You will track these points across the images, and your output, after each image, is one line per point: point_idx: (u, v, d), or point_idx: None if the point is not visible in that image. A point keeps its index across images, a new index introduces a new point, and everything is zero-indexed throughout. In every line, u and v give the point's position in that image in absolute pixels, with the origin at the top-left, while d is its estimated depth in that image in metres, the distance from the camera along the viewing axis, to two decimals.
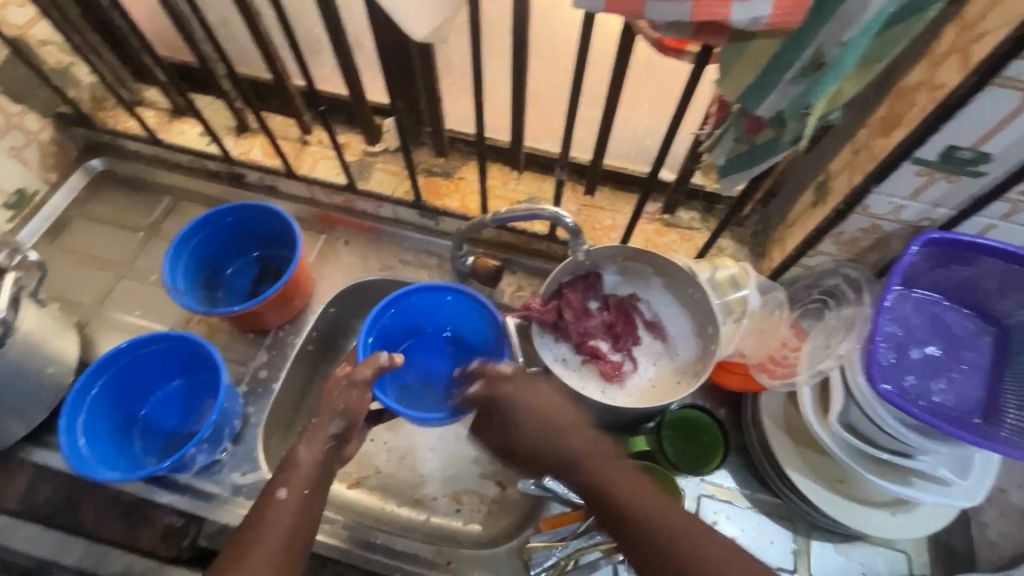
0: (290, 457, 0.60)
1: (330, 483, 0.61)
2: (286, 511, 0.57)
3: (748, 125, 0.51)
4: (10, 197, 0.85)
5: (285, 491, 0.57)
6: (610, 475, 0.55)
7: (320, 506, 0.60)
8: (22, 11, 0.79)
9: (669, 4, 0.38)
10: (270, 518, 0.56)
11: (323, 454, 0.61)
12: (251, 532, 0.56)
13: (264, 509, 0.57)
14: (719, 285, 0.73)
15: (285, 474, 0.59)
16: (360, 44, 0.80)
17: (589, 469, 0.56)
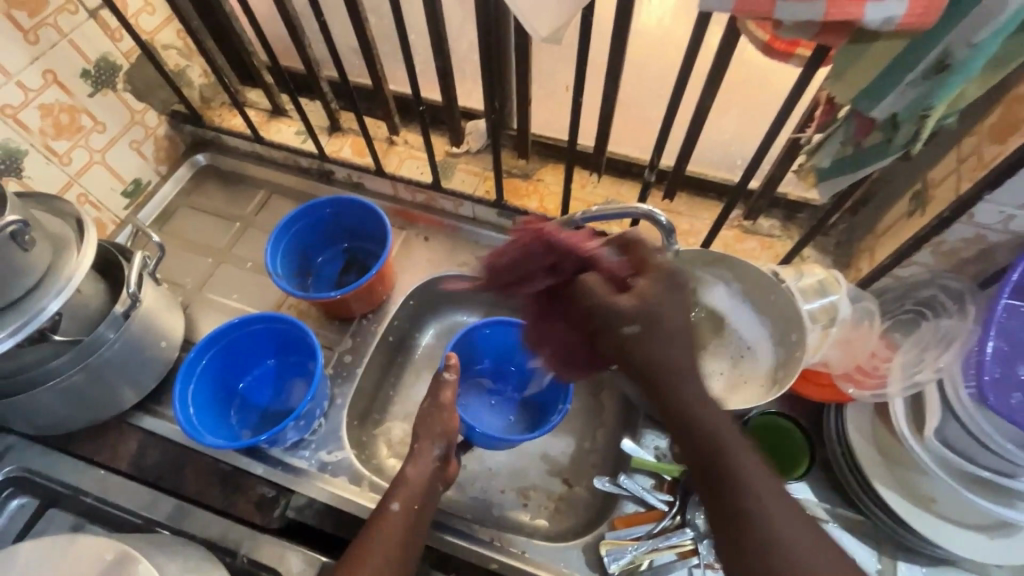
0: (402, 478, 0.67)
1: (435, 502, 0.68)
2: (397, 523, 0.63)
3: (858, 127, 0.51)
4: (129, 186, 0.93)
5: (397, 503, 0.64)
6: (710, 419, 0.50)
7: (425, 524, 0.65)
8: (152, 18, 0.87)
9: (800, 4, 0.39)
10: (385, 527, 0.62)
11: (431, 473, 0.68)
12: (367, 538, 0.61)
13: (381, 517, 0.63)
14: (805, 291, 0.71)
15: (397, 490, 0.66)
16: (453, 49, 0.84)
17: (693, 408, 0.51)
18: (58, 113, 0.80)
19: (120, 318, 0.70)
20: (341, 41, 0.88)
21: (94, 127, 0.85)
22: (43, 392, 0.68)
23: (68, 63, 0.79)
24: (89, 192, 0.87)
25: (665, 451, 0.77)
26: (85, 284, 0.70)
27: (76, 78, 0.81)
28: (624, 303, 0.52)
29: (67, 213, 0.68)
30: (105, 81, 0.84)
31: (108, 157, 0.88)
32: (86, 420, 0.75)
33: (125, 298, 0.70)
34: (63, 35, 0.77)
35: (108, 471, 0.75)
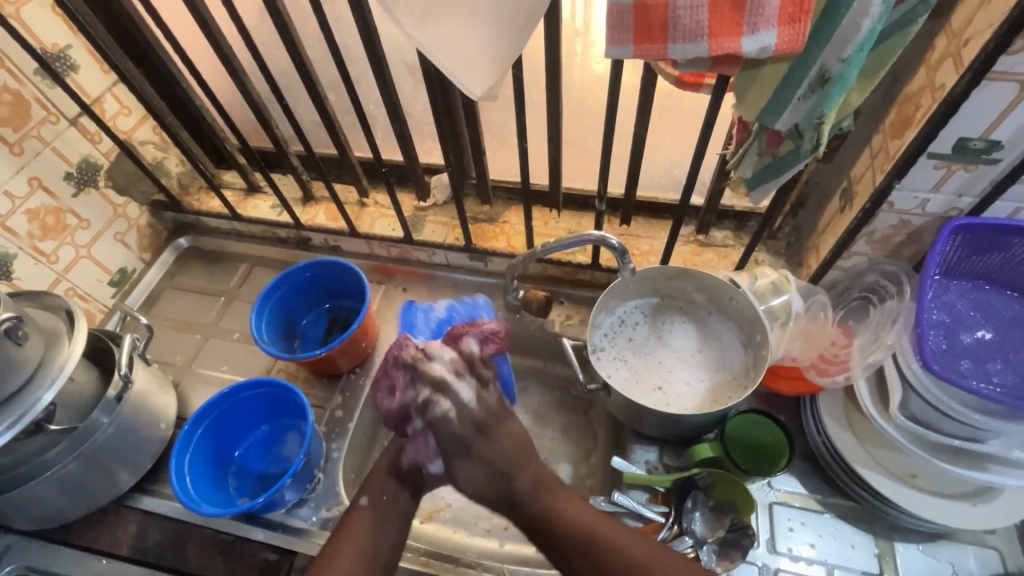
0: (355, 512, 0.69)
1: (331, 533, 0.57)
2: None
3: (769, 139, 0.58)
4: (115, 276, 0.97)
5: None
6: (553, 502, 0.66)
7: None
8: (129, 119, 0.94)
9: (687, 44, 0.45)
10: None
11: (373, 517, 0.69)
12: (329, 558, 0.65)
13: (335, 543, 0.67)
14: (761, 292, 0.76)
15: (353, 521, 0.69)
16: (409, 114, 0.91)
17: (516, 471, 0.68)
18: (44, 216, 0.85)
19: (113, 402, 0.73)
20: (308, 119, 0.95)
21: (79, 225, 0.90)
22: (38, 483, 0.69)
23: (52, 168, 0.85)
24: (76, 285, 0.91)
25: (656, 464, 0.79)
26: (78, 372, 0.72)
27: (61, 181, 0.86)
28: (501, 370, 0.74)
29: (58, 306, 0.72)
30: (87, 181, 0.90)
31: (93, 251, 0.93)
32: (84, 507, 0.76)
33: (117, 381, 0.73)
34: (46, 143, 0.83)
35: (110, 557, 0.76)
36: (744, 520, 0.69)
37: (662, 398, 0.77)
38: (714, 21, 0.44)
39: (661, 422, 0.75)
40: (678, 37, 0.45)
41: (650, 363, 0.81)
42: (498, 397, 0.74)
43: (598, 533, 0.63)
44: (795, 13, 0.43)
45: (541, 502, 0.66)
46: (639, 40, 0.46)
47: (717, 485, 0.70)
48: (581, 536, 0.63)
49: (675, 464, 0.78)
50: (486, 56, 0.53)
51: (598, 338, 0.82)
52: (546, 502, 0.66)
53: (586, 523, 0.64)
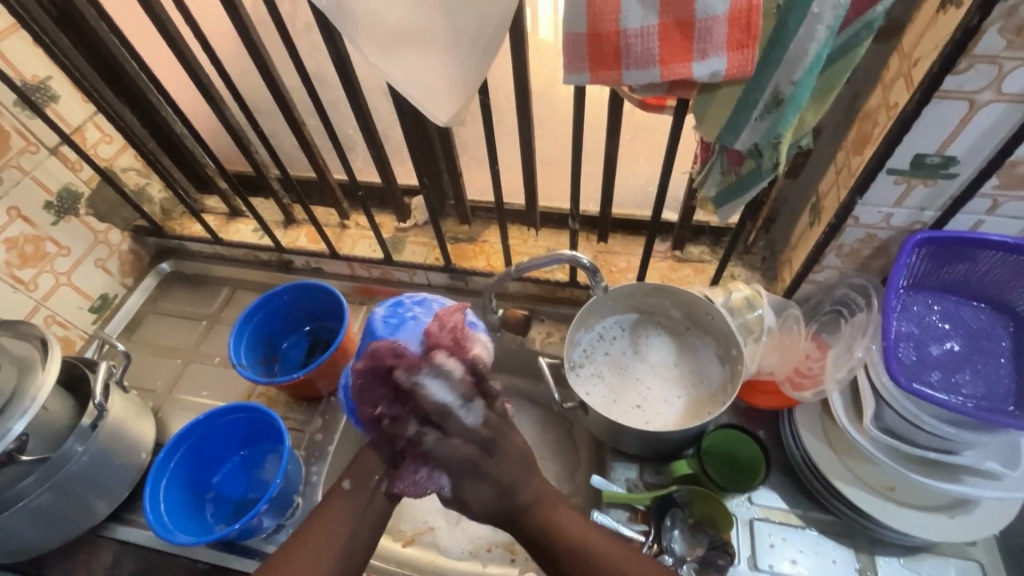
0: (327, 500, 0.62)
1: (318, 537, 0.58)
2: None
3: (731, 158, 0.59)
4: (96, 302, 0.98)
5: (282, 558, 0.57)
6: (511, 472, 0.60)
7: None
8: (110, 146, 0.95)
9: (640, 71, 0.47)
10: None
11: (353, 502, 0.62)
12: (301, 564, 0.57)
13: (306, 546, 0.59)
14: (735, 307, 0.76)
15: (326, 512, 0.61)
16: (387, 137, 0.92)
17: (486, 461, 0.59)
18: (23, 245, 0.85)
19: (88, 430, 0.72)
20: (287, 143, 0.96)
21: (59, 252, 0.90)
22: (11, 515, 0.68)
23: (32, 197, 0.85)
24: (56, 312, 0.91)
25: (637, 482, 0.78)
26: (51, 401, 0.72)
27: (41, 210, 0.87)
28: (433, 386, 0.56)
29: (33, 334, 0.72)
30: (67, 210, 0.90)
31: (74, 278, 0.93)
32: (58, 539, 0.75)
33: (92, 409, 0.73)
34: (26, 173, 0.84)
35: None
36: (724, 538, 0.68)
37: (642, 415, 0.78)
38: (664, 48, 0.45)
39: (639, 439, 0.74)
40: (631, 64, 0.46)
41: (628, 380, 0.81)
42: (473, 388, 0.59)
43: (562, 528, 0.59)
44: (743, 39, 0.44)
45: (538, 511, 0.60)
46: (595, 68, 0.48)
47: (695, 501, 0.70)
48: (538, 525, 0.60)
49: (655, 482, 0.77)
50: (448, 84, 0.54)
51: (576, 355, 0.83)
52: (545, 514, 0.60)
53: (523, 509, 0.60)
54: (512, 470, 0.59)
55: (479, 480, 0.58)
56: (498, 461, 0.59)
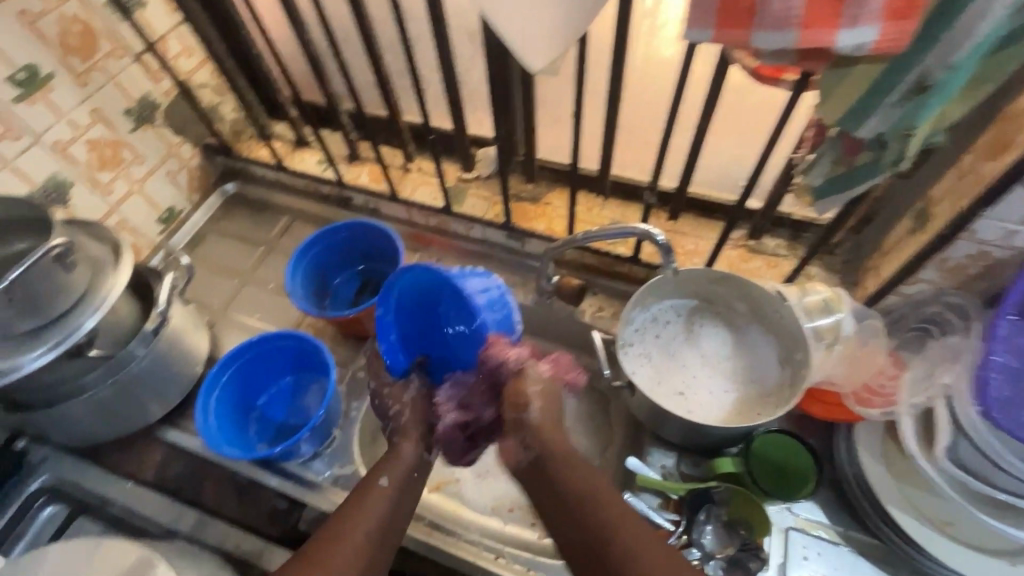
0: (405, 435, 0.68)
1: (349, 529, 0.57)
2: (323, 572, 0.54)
3: (847, 147, 0.53)
4: (164, 213, 1.00)
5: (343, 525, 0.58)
6: (608, 510, 0.55)
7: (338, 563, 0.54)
8: (190, 60, 0.95)
9: (773, 33, 0.41)
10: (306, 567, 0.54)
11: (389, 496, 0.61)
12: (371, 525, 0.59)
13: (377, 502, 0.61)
14: (809, 308, 0.71)
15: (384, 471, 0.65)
16: (464, 82, 0.88)
17: (588, 501, 0.56)
18: (103, 148, 0.87)
19: (150, 335, 0.75)
20: (361, 77, 0.94)
21: (134, 160, 0.92)
22: (76, 403, 0.73)
23: (114, 101, 0.86)
24: (128, 219, 0.94)
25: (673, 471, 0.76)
26: (119, 303, 0.75)
27: (121, 116, 0.88)
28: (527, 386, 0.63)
29: (105, 236, 0.74)
30: (145, 118, 0.92)
31: (145, 187, 0.95)
32: (115, 432, 0.79)
33: (155, 316, 0.75)
34: (110, 77, 0.85)
35: (132, 481, 0.79)
36: (758, 542, 0.66)
37: (690, 405, 0.76)
38: (809, 10, 0.40)
39: (682, 429, 0.72)
40: (765, 24, 0.41)
41: (678, 368, 0.78)
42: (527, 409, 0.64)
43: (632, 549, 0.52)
44: (903, 9, 0.39)
45: (602, 505, 0.56)
46: (721, 24, 0.43)
47: (733, 501, 0.68)
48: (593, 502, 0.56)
49: (693, 473, 0.74)
50: (551, 28, 0.50)
51: (628, 334, 0.80)
52: (610, 509, 0.55)
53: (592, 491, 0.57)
54: (581, 471, 0.59)
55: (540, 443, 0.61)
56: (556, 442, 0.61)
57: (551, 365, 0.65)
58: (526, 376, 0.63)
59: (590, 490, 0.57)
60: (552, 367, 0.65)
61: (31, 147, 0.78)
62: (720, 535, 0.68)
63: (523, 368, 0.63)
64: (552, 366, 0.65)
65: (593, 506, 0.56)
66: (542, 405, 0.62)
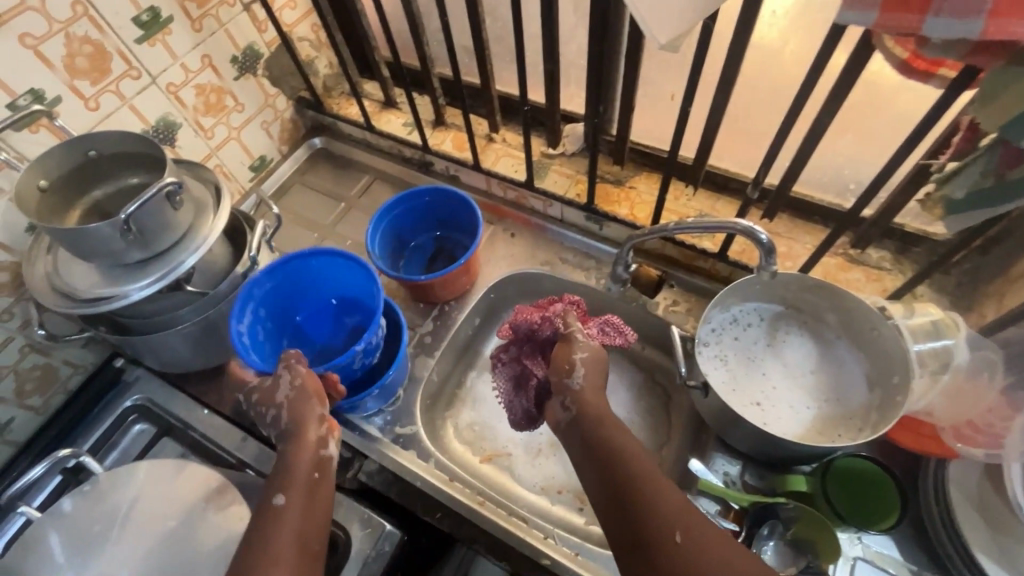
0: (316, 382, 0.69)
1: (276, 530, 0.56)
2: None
3: (1004, 157, 0.47)
4: (255, 161, 1.04)
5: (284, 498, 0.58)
6: (635, 462, 0.57)
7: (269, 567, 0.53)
8: (294, 12, 0.97)
9: (954, 21, 0.36)
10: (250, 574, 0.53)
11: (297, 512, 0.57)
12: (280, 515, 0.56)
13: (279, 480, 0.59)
14: (915, 330, 0.65)
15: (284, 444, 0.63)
16: (562, 53, 0.85)
17: (622, 455, 0.58)
18: (209, 93, 0.90)
19: (239, 278, 0.79)
20: (457, 41, 0.93)
21: (234, 107, 0.95)
22: (170, 334, 0.77)
23: (222, 49, 0.89)
24: (224, 163, 0.98)
25: (735, 479, 0.73)
26: (215, 244, 0.79)
27: (227, 63, 0.91)
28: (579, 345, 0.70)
29: (207, 178, 0.77)
30: (248, 67, 0.95)
31: (242, 135, 0.99)
32: (200, 363, 0.85)
33: (247, 260, 0.79)
34: (222, 24, 0.88)
35: (211, 411, 0.84)
36: (822, 567, 0.63)
37: (765, 416, 0.72)
38: None
39: (755, 439, 0.68)
40: (944, 10, 0.36)
41: (755, 375, 0.75)
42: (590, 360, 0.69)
43: (663, 505, 0.53)
44: None
45: (624, 448, 0.59)
46: (889, 6, 0.38)
47: (800, 521, 0.64)
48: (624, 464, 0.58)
49: (757, 486, 0.71)
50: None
51: (704, 333, 0.77)
52: (628, 446, 0.59)
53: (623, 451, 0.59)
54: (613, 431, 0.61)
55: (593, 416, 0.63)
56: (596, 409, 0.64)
57: (598, 333, 0.74)
58: (574, 344, 0.70)
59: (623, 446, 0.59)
60: (599, 334, 0.74)
61: (148, 87, 0.82)
62: (784, 554, 0.65)
63: (569, 334, 0.72)
64: (598, 333, 0.75)
65: (619, 460, 0.58)
66: (587, 371, 0.67)
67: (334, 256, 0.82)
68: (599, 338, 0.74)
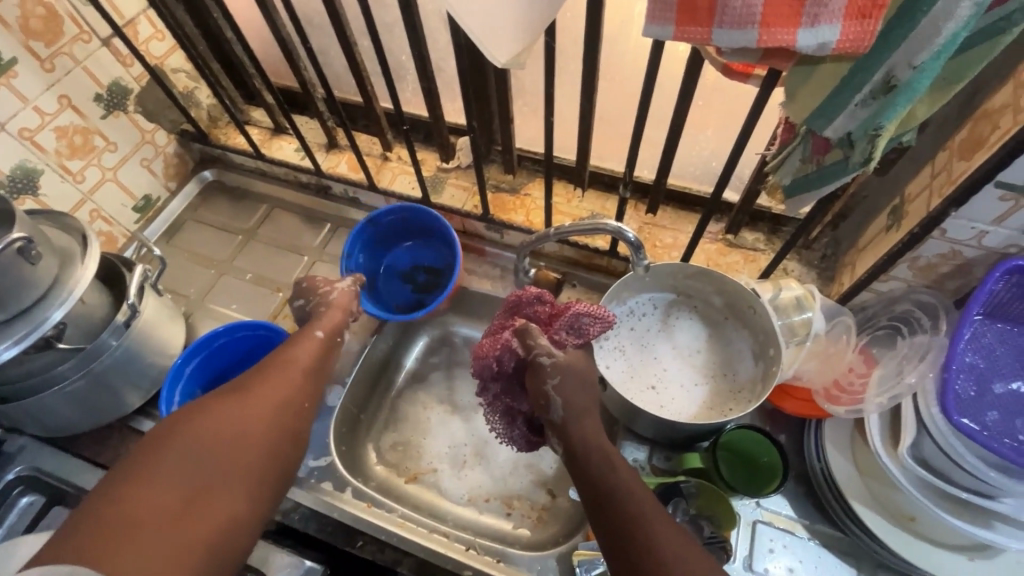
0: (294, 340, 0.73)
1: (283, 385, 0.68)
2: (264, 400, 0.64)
3: (816, 145, 0.52)
4: (140, 202, 0.99)
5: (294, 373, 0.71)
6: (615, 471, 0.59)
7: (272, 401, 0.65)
8: (161, 44, 0.93)
9: (734, 31, 0.40)
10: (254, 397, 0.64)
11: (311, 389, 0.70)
12: (236, 455, 0.58)
13: (234, 422, 0.60)
14: (782, 306, 0.72)
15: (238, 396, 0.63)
16: (441, 70, 0.86)
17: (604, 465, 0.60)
18: (72, 135, 0.85)
19: (121, 327, 0.75)
20: (337, 63, 0.92)
21: (106, 147, 0.90)
22: (48, 396, 0.72)
23: (83, 87, 0.85)
24: (101, 208, 0.92)
25: (644, 464, 0.77)
26: (89, 295, 0.74)
27: (90, 102, 0.86)
28: (547, 365, 0.65)
29: (73, 228, 0.73)
30: (116, 104, 0.90)
31: (119, 175, 0.94)
32: (91, 423, 0.79)
33: (126, 308, 0.75)
34: (77, 62, 0.83)
35: (108, 473, 0.79)
36: (724, 535, 0.66)
37: (664, 400, 0.76)
38: (769, 8, 0.39)
39: (654, 425, 0.72)
40: (725, 22, 0.40)
41: (653, 361, 0.79)
42: (567, 376, 0.65)
43: (646, 509, 0.55)
44: (865, 7, 0.38)
45: (601, 459, 0.60)
46: (681, 21, 0.41)
47: (702, 496, 0.69)
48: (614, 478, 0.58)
49: (664, 467, 0.76)
50: (514, 21, 0.49)
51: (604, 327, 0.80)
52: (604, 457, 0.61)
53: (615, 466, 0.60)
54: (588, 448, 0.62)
55: (573, 437, 0.63)
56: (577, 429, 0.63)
57: (564, 336, 0.68)
58: (544, 371, 0.65)
59: (604, 460, 0.60)
60: (570, 338, 0.68)
61: None
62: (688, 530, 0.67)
63: (536, 360, 0.67)
64: (568, 334, 0.68)
65: (602, 471, 0.59)
66: (565, 395, 0.64)
67: (234, 327, 0.81)
68: (571, 341, 0.68)
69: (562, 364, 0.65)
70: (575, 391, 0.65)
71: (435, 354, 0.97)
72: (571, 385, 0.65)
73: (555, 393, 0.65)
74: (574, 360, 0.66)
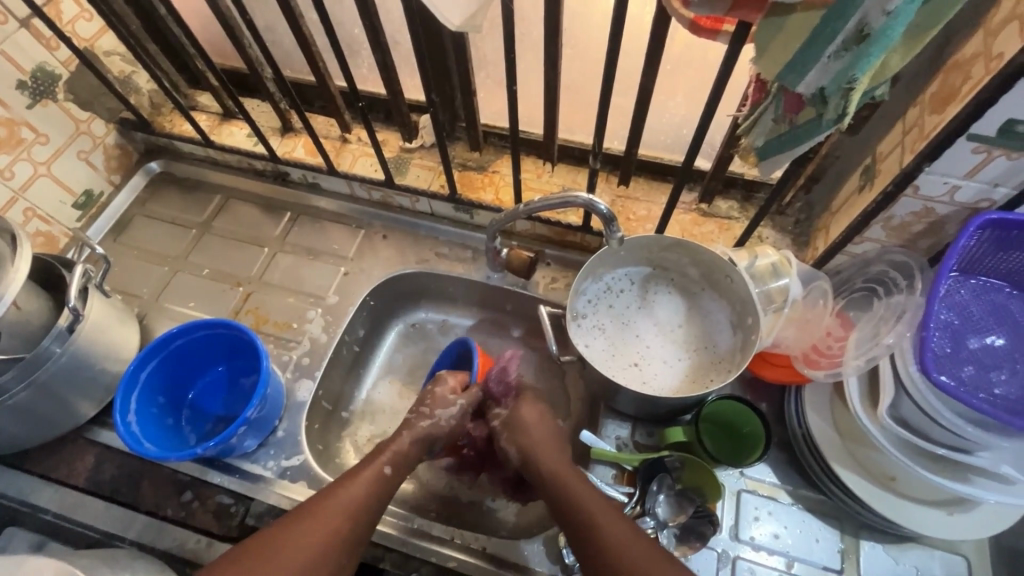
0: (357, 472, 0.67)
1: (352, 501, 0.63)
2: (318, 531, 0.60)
3: (789, 103, 0.50)
4: (80, 198, 0.92)
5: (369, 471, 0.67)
6: (566, 480, 0.65)
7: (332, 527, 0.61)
8: (90, 24, 0.85)
9: None
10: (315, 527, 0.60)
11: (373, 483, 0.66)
12: None
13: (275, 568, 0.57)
14: (759, 274, 0.70)
15: (291, 526, 0.60)
16: (396, 43, 0.81)
17: (557, 477, 0.66)
18: None
19: (65, 333, 0.69)
20: (285, 39, 0.86)
21: (36, 139, 0.83)
22: None
23: (3, 74, 0.77)
24: (37, 206, 0.86)
25: (627, 441, 0.75)
26: (24, 300, 0.68)
27: (13, 90, 0.79)
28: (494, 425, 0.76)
29: (1, 228, 0.67)
30: (44, 92, 0.83)
31: (54, 170, 0.87)
32: (41, 437, 0.74)
33: (68, 312, 0.69)
34: None
35: (64, 487, 0.75)
36: (710, 508, 0.66)
37: (645, 375, 0.75)
38: None
39: (636, 400, 0.71)
40: None
41: (633, 337, 0.77)
42: (512, 424, 0.74)
43: (596, 508, 0.61)
44: None
45: (555, 469, 0.67)
46: None
47: (686, 468, 0.68)
48: (585, 514, 0.61)
49: (647, 443, 0.74)
50: None
51: (580, 306, 0.78)
52: (558, 467, 0.67)
53: (581, 499, 0.62)
54: (546, 467, 0.68)
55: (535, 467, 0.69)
56: (536, 461, 0.69)
57: (502, 397, 0.78)
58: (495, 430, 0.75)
59: (554, 470, 0.67)
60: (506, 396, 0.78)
61: None
62: (674, 505, 0.68)
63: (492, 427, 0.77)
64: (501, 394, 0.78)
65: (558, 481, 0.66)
66: (514, 440, 0.73)
67: (191, 327, 0.75)
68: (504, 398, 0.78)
69: (506, 421, 0.75)
70: (532, 432, 0.72)
71: (409, 342, 0.94)
72: (519, 433, 0.73)
73: (513, 438, 0.73)
74: (521, 412, 0.75)
